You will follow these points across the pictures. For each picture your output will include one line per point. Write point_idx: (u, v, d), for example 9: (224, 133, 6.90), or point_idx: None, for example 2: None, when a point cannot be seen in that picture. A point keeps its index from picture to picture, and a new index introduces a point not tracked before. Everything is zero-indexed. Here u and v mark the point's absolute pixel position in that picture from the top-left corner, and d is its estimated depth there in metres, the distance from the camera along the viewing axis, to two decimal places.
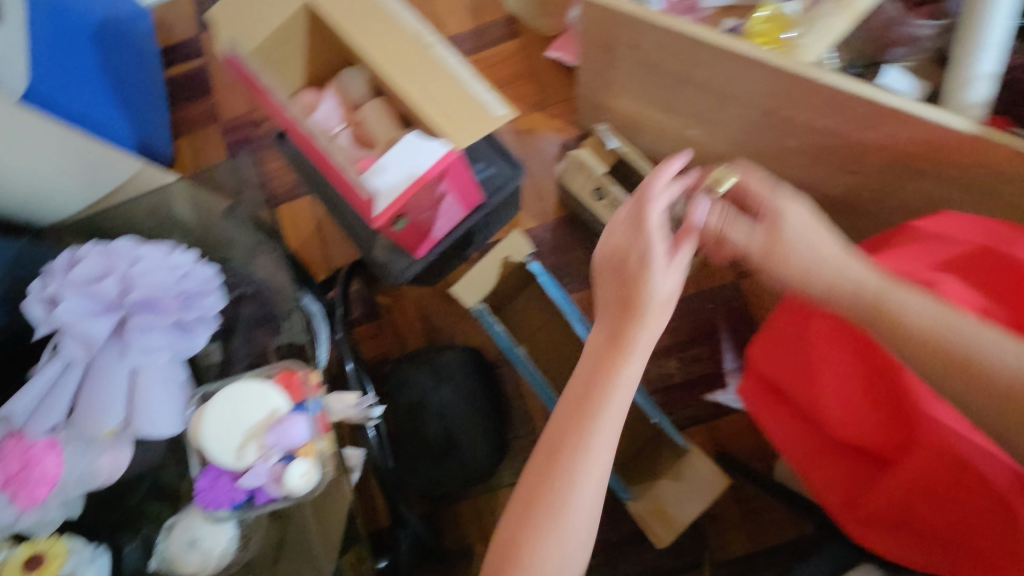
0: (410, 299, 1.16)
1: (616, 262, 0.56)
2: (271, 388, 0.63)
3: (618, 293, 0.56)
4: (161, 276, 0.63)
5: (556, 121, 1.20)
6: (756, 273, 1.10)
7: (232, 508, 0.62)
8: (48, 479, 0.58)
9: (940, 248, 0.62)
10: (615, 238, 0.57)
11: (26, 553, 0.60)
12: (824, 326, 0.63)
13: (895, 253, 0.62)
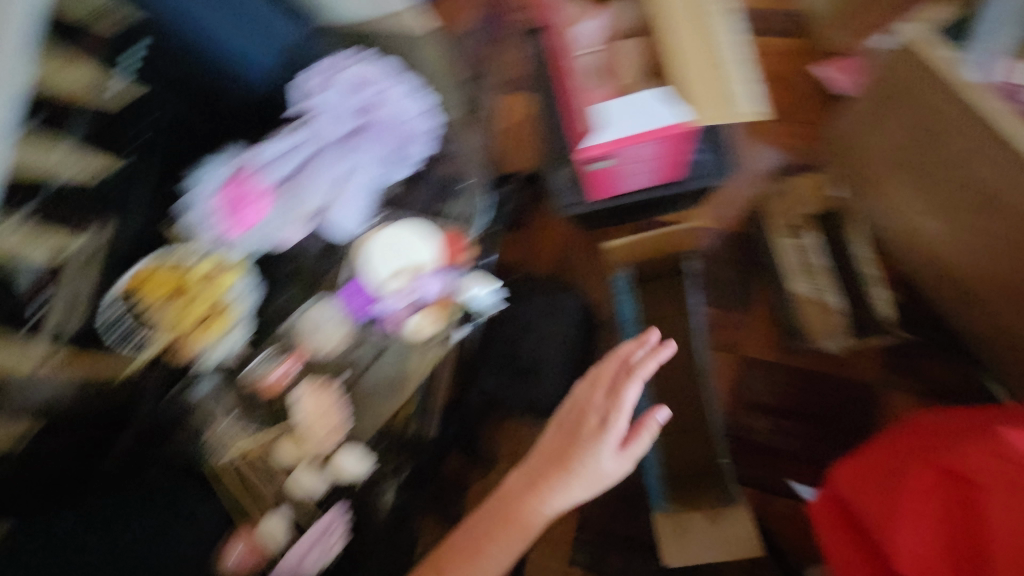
0: (560, 231, 1.20)
1: (556, 447, 0.72)
2: (438, 243, 0.78)
3: (539, 468, 0.71)
4: (393, 113, 0.84)
5: (789, 137, 1.12)
6: (905, 390, 1.01)
7: (361, 316, 0.76)
8: (253, 217, 0.79)
9: None
10: (577, 400, 0.75)
11: (211, 266, 0.77)
12: (917, 478, 0.59)
13: None
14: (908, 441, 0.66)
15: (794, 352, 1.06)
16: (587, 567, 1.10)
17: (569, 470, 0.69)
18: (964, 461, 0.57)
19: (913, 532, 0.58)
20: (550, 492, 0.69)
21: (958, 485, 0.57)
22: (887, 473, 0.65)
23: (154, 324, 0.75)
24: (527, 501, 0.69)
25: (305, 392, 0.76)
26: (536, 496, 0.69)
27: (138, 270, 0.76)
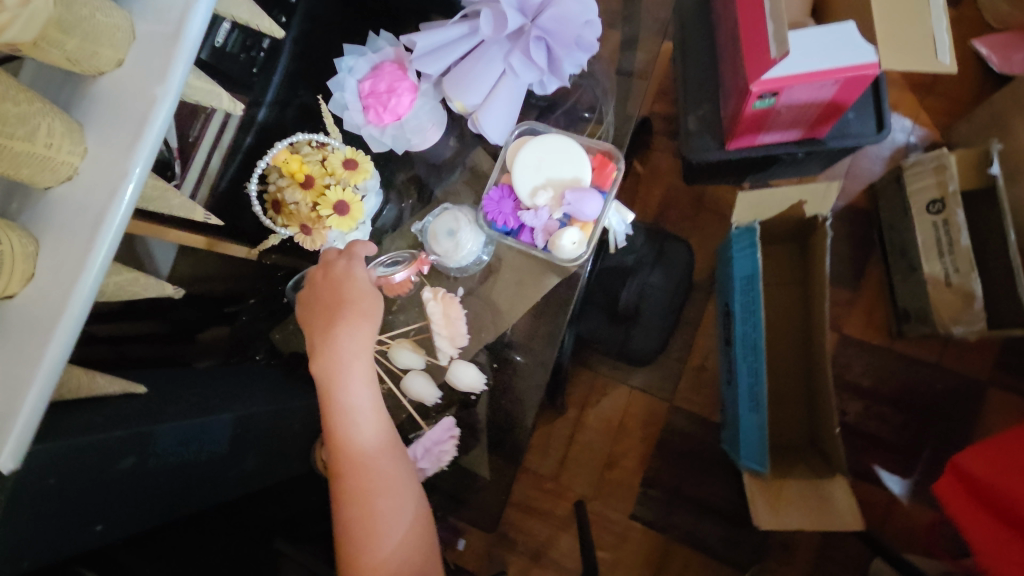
0: (663, 183, 1.15)
1: (322, 300, 0.65)
2: (586, 160, 0.67)
3: (312, 321, 0.65)
4: (578, 11, 0.64)
5: (927, 112, 1.05)
6: (1011, 390, 0.97)
7: (497, 228, 0.69)
8: (396, 113, 0.69)
9: None
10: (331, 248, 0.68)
11: (349, 156, 0.73)
12: None
13: None
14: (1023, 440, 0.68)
15: (901, 339, 1.01)
16: (649, 524, 1.08)
17: (344, 319, 0.64)
18: None
19: None
20: (349, 371, 0.62)
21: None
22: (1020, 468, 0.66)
23: (288, 208, 0.71)
24: (350, 381, 0.62)
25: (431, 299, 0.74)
26: (333, 374, 0.62)
27: (273, 152, 0.69)
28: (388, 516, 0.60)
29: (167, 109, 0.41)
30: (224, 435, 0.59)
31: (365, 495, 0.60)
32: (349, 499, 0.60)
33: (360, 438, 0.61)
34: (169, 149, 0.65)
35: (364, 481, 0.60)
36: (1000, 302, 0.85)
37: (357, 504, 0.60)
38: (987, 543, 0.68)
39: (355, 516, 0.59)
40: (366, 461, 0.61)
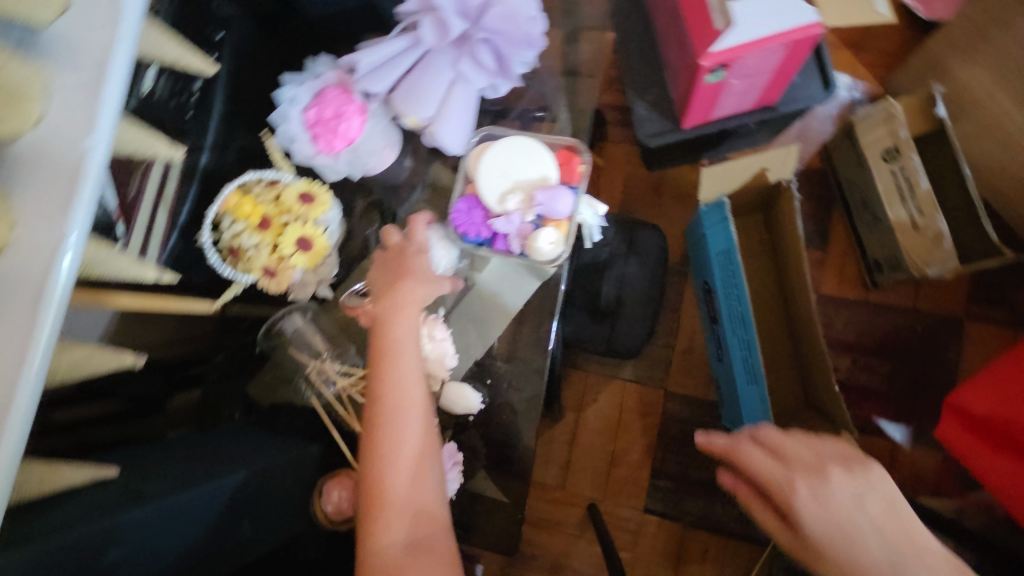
0: (622, 173, 1.15)
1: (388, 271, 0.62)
2: (551, 157, 0.65)
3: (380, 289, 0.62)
4: (521, 7, 0.62)
5: (864, 67, 1.08)
6: (986, 321, 1.00)
7: (470, 240, 0.67)
8: (347, 138, 0.65)
9: None
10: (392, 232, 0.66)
11: (304, 189, 0.69)
12: None
13: None
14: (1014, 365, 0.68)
15: (875, 290, 1.03)
16: (662, 515, 1.07)
17: (403, 277, 0.61)
18: None
19: None
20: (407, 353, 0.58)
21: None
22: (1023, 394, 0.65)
23: (246, 253, 0.67)
24: (398, 341, 0.59)
25: None
26: (387, 322, 0.59)
27: (222, 198, 0.66)
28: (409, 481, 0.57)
29: (96, 167, 0.38)
30: (214, 504, 0.55)
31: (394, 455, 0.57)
32: (380, 453, 0.57)
33: (401, 399, 0.57)
34: (107, 211, 0.62)
35: (397, 439, 0.57)
36: (964, 237, 0.88)
37: (384, 461, 0.57)
38: (1005, 480, 0.66)
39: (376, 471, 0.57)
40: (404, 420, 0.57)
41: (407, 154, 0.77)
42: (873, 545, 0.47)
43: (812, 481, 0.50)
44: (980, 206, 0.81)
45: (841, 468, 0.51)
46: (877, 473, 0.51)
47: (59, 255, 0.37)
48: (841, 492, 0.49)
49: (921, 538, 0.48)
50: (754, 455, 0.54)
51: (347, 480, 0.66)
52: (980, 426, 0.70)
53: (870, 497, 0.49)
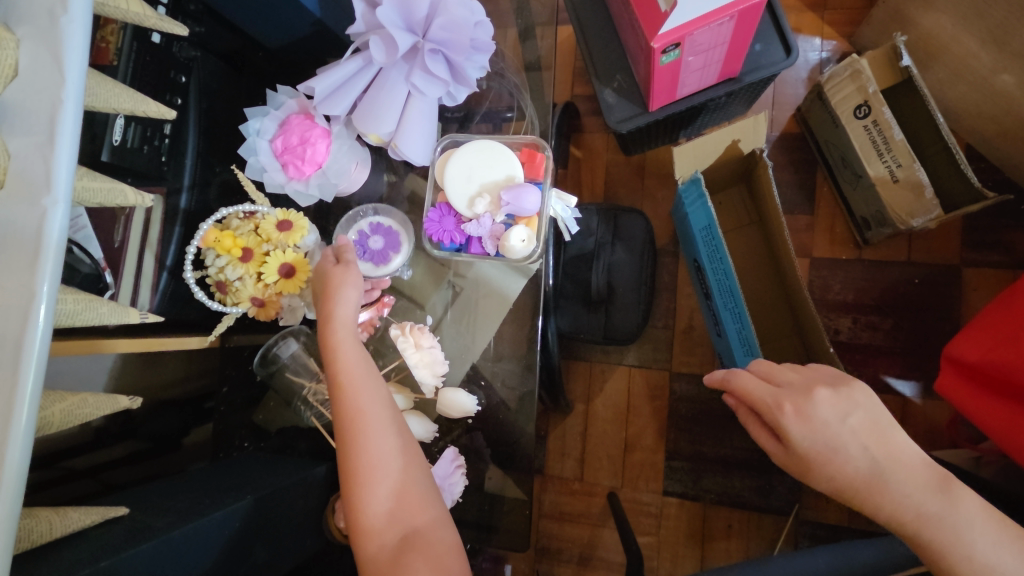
0: (602, 162, 1.15)
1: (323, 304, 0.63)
2: (514, 156, 0.66)
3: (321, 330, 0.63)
4: (465, 14, 0.63)
5: (830, 26, 1.07)
6: (985, 265, 0.99)
7: (446, 247, 0.68)
8: (315, 162, 0.67)
9: None
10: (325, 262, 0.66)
11: (281, 217, 0.70)
12: None
13: None
14: (1004, 311, 0.69)
15: (869, 246, 1.02)
16: (682, 495, 1.07)
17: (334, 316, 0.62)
18: None
19: None
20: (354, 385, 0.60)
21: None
22: (1008, 336, 0.66)
23: (233, 285, 0.68)
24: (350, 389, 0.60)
25: (402, 335, 0.69)
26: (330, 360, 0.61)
27: (201, 235, 0.67)
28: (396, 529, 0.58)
29: (60, 219, 0.40)
30: (223, 533, 0.56)
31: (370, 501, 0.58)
32: (356, 504, 0.58)
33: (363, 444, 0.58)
34: (94, 262, 0.64)
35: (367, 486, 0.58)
36: (949, 183, 0.87)
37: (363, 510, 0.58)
38: (1004, 425, 0.66)
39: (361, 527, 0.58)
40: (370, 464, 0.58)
41: (380, 169, 0.78)
42: (855, 453, 0.49)
43: (797, 402, 0.52)
44: (958, 151, 0.81)
45: (829, 389, 0.52)
46: (860, 391, 0.52)
47: (33, 310, 0.39)
48: (827, 410, 0.51)
49: (901, 449, 0.49)
50: (748, 381, 0.55)
51: None
52: (981, 374, 0.70)
53: (856, 414, 0.51)
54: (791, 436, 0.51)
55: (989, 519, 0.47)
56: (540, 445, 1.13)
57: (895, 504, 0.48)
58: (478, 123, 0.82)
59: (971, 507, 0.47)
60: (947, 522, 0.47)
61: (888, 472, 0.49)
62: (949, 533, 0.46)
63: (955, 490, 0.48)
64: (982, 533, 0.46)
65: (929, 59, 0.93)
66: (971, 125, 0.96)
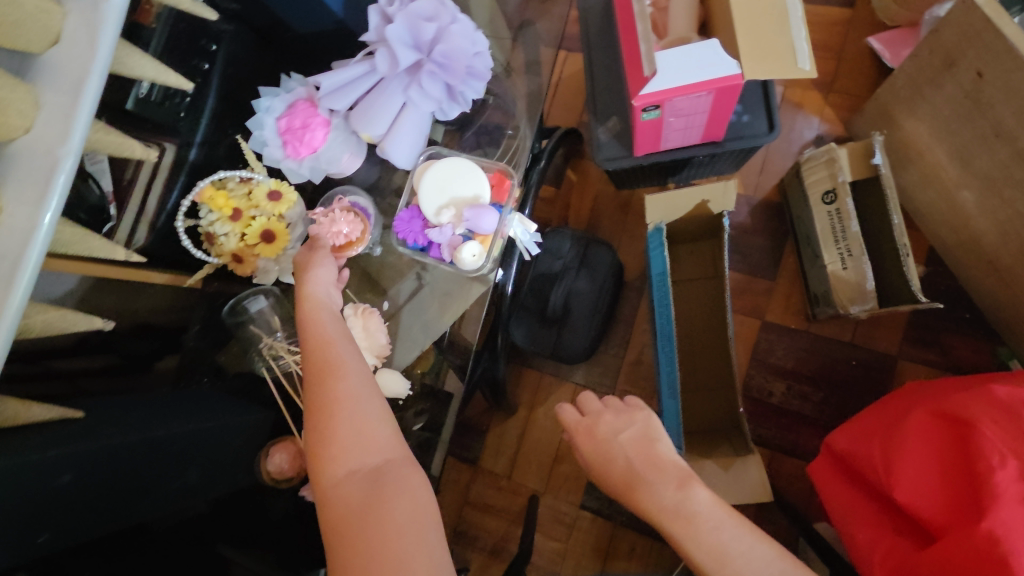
0: (592, 191, 1.22)
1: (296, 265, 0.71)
2: (486, 177, 0.74)
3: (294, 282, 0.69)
4: (466, 45, 0.71)
5: (829, 108, 1.12)
6: (920, 362, 1.04)
7: (410, 246, 0.76)
8: (311, 146, 0.75)
9: (1012, 424, 0.61)
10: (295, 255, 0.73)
11: (273, 187, 0.78)
12: (916, 432, 0.67)
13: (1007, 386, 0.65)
14: (881, 412, 0.76)
15: (817, 321, 1.08)
16: (597, 512, 1.14)
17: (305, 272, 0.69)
18: (924, 422, 0.67)
19: (896, 467, 0.66)
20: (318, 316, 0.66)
21: (952, 426, 0.65)
22: (872, 432, 0.73)
23: (218, 240, 0.77)
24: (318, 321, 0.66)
25: (352, 316, 0.78)
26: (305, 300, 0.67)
27: (197, 190, 0.75)
28: (351, 427, 0.59)
29: (67, 166, 0.49)
30: (161, 450, 0.65)
31: (329, 400, 0.60)
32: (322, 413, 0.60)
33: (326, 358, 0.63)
34: (103, 194, 0.74)
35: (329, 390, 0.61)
36: (893, 279, 0.93)
37: (322, 414, 0.60)
38: (847, 512, 0.73)
39: (317, 433, 0.59)
40: (332, 368, 0.62)
41: (374, 161, 0.86)
42: (617, 460, 0.60)
43: (589, 427, 0.64)
44: (904, 253, 0.87)
45: (612, 413, 0.65)
46: (642, 415, 0.64)
47: (32, 237, 0.47)
48: (608, 426, 0.63)
49: (658, 456, 0.59)
50: (565, 413, 0.67)
51: (289, 445, 0.78)
52: (847, 463, 0.76)
53: (631, 430, 0.62)
54: (584, 448, 0.64)
55: (724, 514, 0.53)
56: (479, 438, 1.21)
57: (647, 502, 0.55)
58: (473, 135, 0.89)
59: (703, 499, 0.54)
60: (680, 513, 0.53)
61: (642, 474, 0.57)
62: (691, 528, 0.52)
63: (693, 491, 0.55)
64: (722, 524, 0.52)
65: (905, 160, 0.99)
66: (933, 229, 1.01)
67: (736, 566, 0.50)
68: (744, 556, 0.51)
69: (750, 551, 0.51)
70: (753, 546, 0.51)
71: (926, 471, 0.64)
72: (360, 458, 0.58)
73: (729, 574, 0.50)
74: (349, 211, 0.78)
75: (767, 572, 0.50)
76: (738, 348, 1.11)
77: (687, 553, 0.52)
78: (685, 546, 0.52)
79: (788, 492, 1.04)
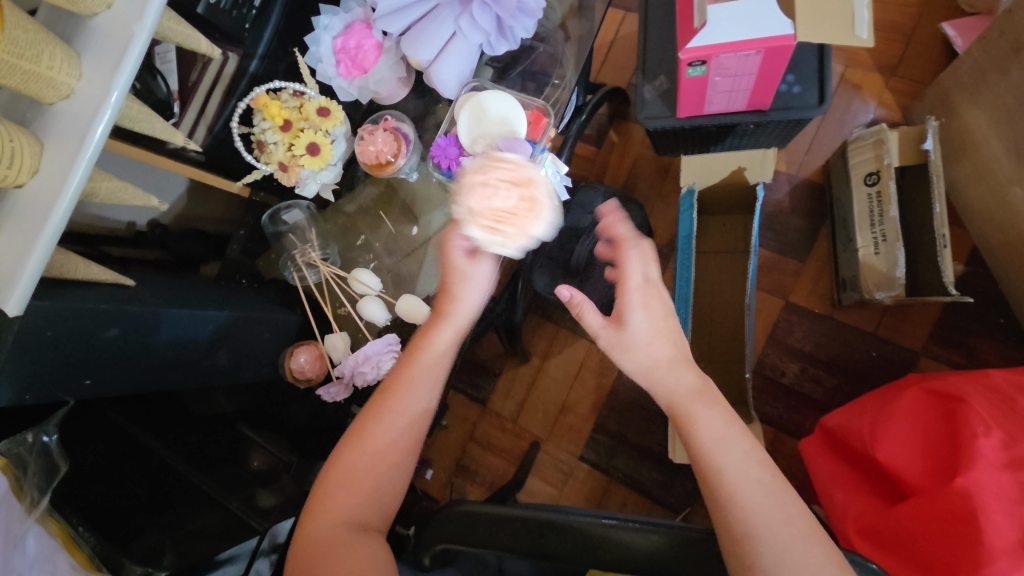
0: (632, 153, 1.22)
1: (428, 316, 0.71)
2: (525, 114, 0.77)
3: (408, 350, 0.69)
4: None
5: (890, 93, 1.09)
6: (943, 362, 1.02)
7: (444, 172, 0.80)
8: (362, 67, 0.78)
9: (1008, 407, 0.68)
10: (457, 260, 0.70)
11: (323, 104, 0.82)
12: (908, 407, 0.72)
13: (1009, 373, 0.72)
14: (876, 395, 0.80)
15: (842, 308, 1.07)
16: (594, 465, 1.18)
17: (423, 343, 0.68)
18: (921, 399, 0.72)
19: (891, 428, 0.71)
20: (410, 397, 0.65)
21: (942, 402, 0.70)
22: (866, 409, 0.78)
23: (268, 147, 0.82)
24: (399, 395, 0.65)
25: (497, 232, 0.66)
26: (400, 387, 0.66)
27: (254, 96, 0.79)
28: (358, 498, 0.61)
29: (140, 44, 0.53)
30: (195, 328, 0.71)
31: (360, 449, 0.63)
32: (338, 479, 0.62)
33: (394, 411, 0.65)
34: (169, 91, 0.78)
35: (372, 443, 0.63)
36: (926, 270, 0.91)
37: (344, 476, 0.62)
38: (829, 479, 0.79)
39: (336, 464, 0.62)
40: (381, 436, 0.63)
41: (420, 92, 0.89)
42: (651, 345, 0.61)
43: (642, 297, 0.62)
44: (940, 242, 0.85)
45: (661, 298, 0.64)
46: (634, 324, 0.62)
47: (102, 105, 0.53)
48: (652, 307, 0.63)
49: (679, 356, 0.62)
50: (621, 276, 0.63)
51: (313, 347, 0.85)
52: (839, 436, 0.80)
53: (668, 322, 0.63)
54: (630, 320, 0.62)
55: (725, 418, 0.57)
56: (490, 380, 1.25)
57: (667, 387, 0.60)
58: (518, 77, 0.90)
59: (711, 400, 0.59)
60: (686, 400, 0.59)
61: (664, 370, 0.61)
62: (695, 421, 0.57)
63: (706, 388, 0.60)
64: (721, 424, 0.57)
65: (960, 151, 0.95)
66: (980, 227, 0.98)
67: (725, 459, 0.54)
68: (732, 458, 0.54)
69: (737, 457, 0.54)
70: (740, 449, 0.55)
71: (909, 438, 0.70)
72: (353, 504, 0.61)
73: (717, 463, 0.54)
74: (390, 132, 0.82)
75: (748, 471, 0.53)
76: (757, 326, 1.11)
77: (688, 436, 0.57)
78: (683, 440, 0.57)
79: (785, 471, 1.05)
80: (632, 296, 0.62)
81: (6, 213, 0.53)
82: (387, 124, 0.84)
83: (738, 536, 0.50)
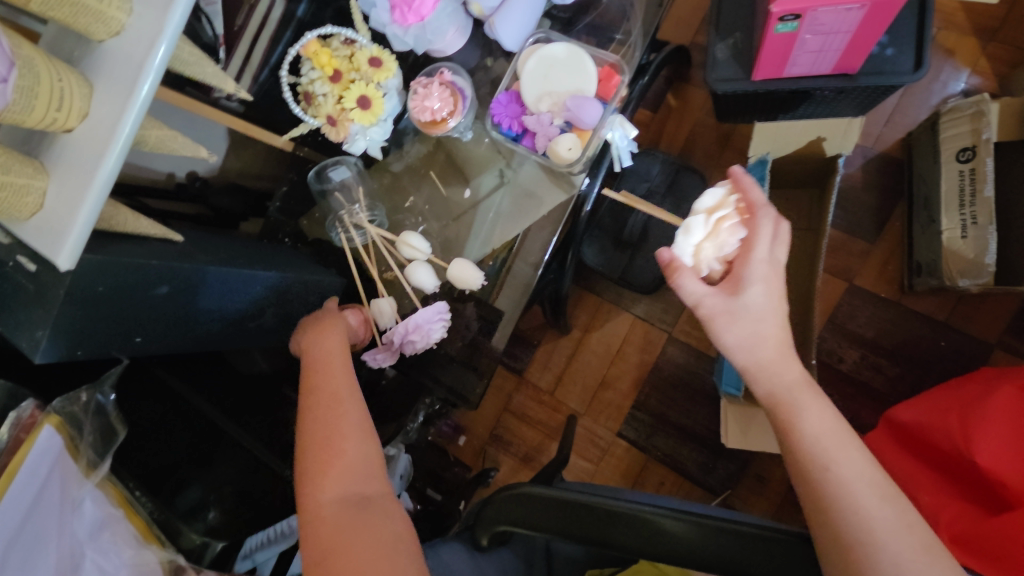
0: (691, 118, 1.14)
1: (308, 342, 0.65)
2: (594, 71, 0.72)
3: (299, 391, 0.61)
4: None
5: (987, 59, 0.98)
6: (1018, 356, 0.96)
7: (503, 131, 0.75)
8: (419, 14, 0.71)
9: None
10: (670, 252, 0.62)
11: (375, 54, 0.77)
12: (1002, 408, 0.68)
13: None
14: (952, 391, 0.76)
15: (912, 293, 1.00)
16: (633, 442, 1.15)
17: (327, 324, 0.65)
18: (1011, 400, 0.68)
19: (987, 427, 0.67)
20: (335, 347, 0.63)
21: None
22: (945, 405, 0.74)
23: (316, 99, 0.77)
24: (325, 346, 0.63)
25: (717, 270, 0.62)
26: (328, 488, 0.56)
27: (304, 43, 0.74)
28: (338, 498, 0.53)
29: None
30: (244, 288, 0.68)
31: (324, 440, 0.55)
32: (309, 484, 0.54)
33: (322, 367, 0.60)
34: (215, 35, 0.72)
35: (324, 393, 0.58)
36: (1017, 257, 0.84)
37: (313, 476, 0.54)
38: (906, 479, 0.75)
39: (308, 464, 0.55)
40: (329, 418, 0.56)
41: (476, 44, 0.83)
42: (766, 329, 0.57)
43: (770, 272, 0.58)
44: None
45: (779, 276, 0.59)
46: (746, 299, 0.58)
47: (155, 42, 0.48)
48: (768, 283, 0.58)
49: (788, 349, 0.58)
50: (754, 248, 0.58)
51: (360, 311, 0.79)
52: (916, 433, 0.76)
53: (779, 306, 0.58)
54: (751, 292, 0.57)
55: (832, 418, 0.54)
56: (528, 351, 1.22)
57: (776, 380, 0.56)
58: (583, 31, 0.84)
59: (817, 398, 0.55)
60: (792, 395, 0.55)
61: (771, 362, 0.56)
62: (805, 416, 0.54)
63: (809, 384, 0.56)
64: (828, 420, 0.54)
65: None
66: None
67: (836, 460, 0.51)
68: (843, 460, 0.51)
69: (850, 458, 0.51)
70: (847, 453, 0.52)
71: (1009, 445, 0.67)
72: (348, 485, 0.54)
73: (826, 463, 0.51)
74: (446, 86, 0.77)
75: (860, 472, 0.51)
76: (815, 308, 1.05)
77: (793, 431, 0.54)
78: (785, 433, 0.54)
79: None
80: (752, 270, 0.58)
81: (55, 161, 0.50)
82: (442, 78, 0.78)
83: (852, 543, 0.48)
